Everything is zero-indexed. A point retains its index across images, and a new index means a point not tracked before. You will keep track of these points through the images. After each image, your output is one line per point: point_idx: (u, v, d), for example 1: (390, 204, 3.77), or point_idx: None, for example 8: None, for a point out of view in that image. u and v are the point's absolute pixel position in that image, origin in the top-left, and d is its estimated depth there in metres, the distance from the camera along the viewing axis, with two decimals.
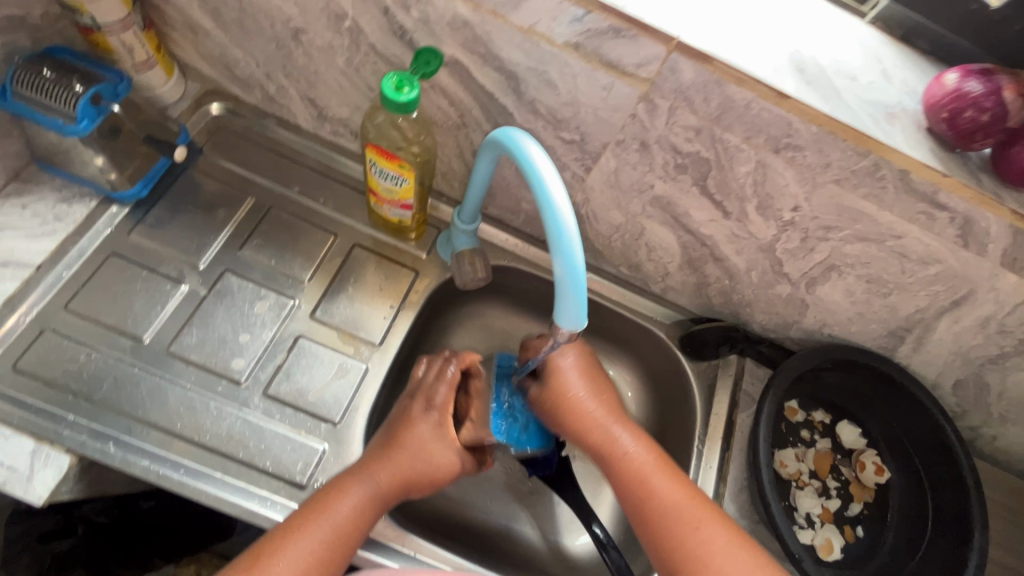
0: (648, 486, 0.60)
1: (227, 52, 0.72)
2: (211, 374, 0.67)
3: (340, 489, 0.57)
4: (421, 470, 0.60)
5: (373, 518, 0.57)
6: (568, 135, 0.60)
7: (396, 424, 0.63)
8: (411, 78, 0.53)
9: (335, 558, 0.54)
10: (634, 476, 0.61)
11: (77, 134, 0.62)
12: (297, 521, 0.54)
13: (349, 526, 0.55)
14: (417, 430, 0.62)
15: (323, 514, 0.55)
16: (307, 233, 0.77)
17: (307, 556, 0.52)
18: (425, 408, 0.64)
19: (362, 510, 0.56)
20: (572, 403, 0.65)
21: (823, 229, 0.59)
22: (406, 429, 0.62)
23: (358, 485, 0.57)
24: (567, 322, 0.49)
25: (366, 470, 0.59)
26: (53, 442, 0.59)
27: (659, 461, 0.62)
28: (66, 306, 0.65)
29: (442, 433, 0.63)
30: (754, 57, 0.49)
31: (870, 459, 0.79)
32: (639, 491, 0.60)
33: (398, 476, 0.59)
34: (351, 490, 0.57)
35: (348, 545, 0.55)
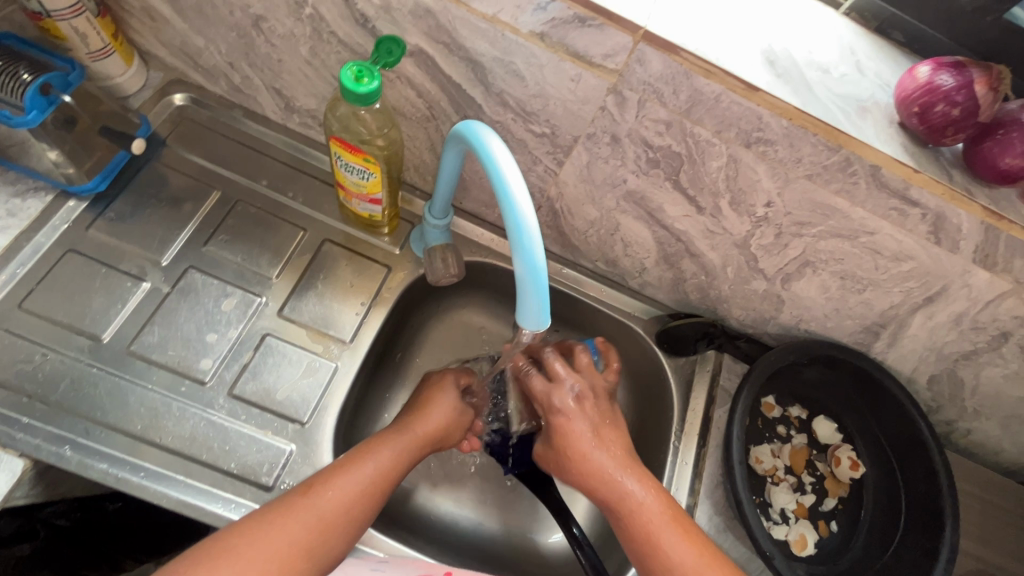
0: (656, 537, 0.57)
1: (188, 40, 0.69)
2: (174, 375, 0.65)
3: (383, 437, 0.61)
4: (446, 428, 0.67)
5: (410, 468, 0.61)
6: (539, 128, 0.58)
7: (420, 393, 0.70)
8: (372, 68, 0.51)
9: (378, 500, 0.56)
10: (644, 526, 0.57)
11: (26, 126, 0.59)
12: (350, 459, 0.57)
13: (392, 469, 0.59)
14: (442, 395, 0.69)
15: (370, 455, 0.58)
16: (275, 228, 0.75)
17: (356, 488, 0.55)
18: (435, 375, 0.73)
19: (402, 457, 0.60)
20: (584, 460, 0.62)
21: (796, 225, 0.58)
22: (434, 394, 0.69)
23: (400, 435, 0.62)
24: (530, 323, 0.47)
25: (400, 425, 0.64)
26: (7, 446, 0.57)
27: (674, 516, 0.58)
28: (20, 304, 0.63)
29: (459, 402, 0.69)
30: (724, 48, 0.47)
31: (846, 454, 0.78)
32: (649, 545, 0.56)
33: (429, 429, 0.65)
34: (394, 438, 0.61)
35: (386, 489, 0.57)
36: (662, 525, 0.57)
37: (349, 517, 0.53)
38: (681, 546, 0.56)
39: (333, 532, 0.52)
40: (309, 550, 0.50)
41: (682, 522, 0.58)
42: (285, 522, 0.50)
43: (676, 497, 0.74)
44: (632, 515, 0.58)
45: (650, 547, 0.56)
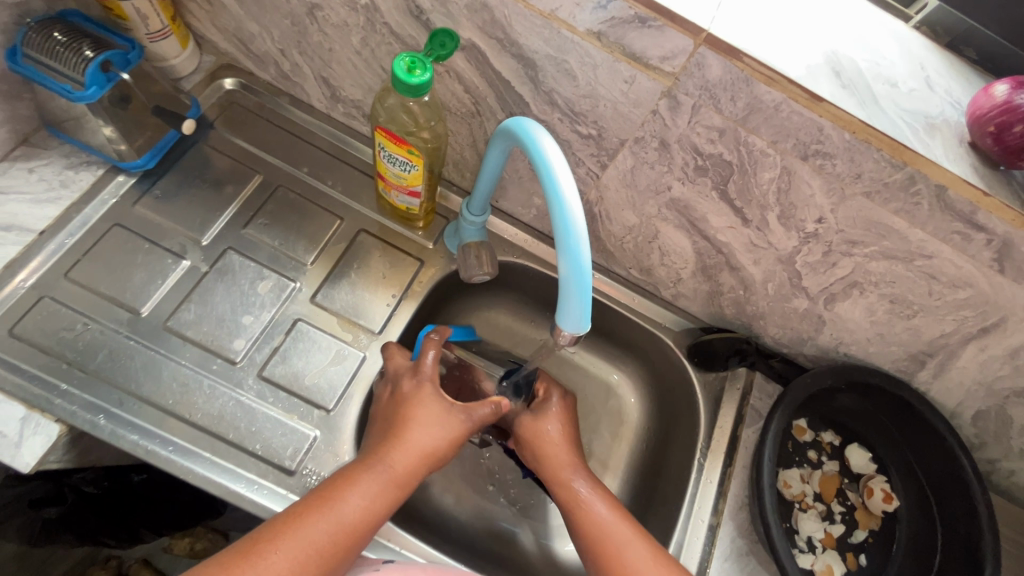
0: (600, 531, 0.60)
1: (243, 26, 0.71)
2: (207, 353, 0.66)
3: (350, 480, 0.55)
4: (431, 449, 0.60)
5: (383, 513, 0.55)
6: (585, 129, 0.58)
7: (399, 409, 0.62)
8: (424, 60, 0.51)
9: (338, 555, 0.51)
10: (586, 516, 0.61)
11: (85, 101, 0.60)
12: (303, 509, 0.52)
13: (357, 519, 0.53)
14: (421, 406, 0.61)
15: (330, 503, 0.53)
16: (313, 215, 0.76)
17: (307, 548, 0.49)
18: (413, 379, 0.64)
19: (370, 504, 0.54)
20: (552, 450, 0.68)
21: (847, 244, 0.56)
22: (422, 413, 0.61)
23: (372, 478, 0.56)
24: (569, 325, 0.46)
25: (375, 460, 0.57)
26: (44, 410, 0.58)
27: (617, 513, 0.62)
28: (67, 274, 0.65)
29: (457, 413, 0.62)
30: (788, 56, 0.46)
31: (879, 485, 0.76)
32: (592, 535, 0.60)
33: (413, 461, 0.58)
34: (360, 478, 0.55)
35: (348, 542, 0.52)
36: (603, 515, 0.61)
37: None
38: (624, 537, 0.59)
39: None
40: None
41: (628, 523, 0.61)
42: None
43: (698, 515, 0.73)
44: (574, 505, 0.63)
45: (597, 541, 0.59)
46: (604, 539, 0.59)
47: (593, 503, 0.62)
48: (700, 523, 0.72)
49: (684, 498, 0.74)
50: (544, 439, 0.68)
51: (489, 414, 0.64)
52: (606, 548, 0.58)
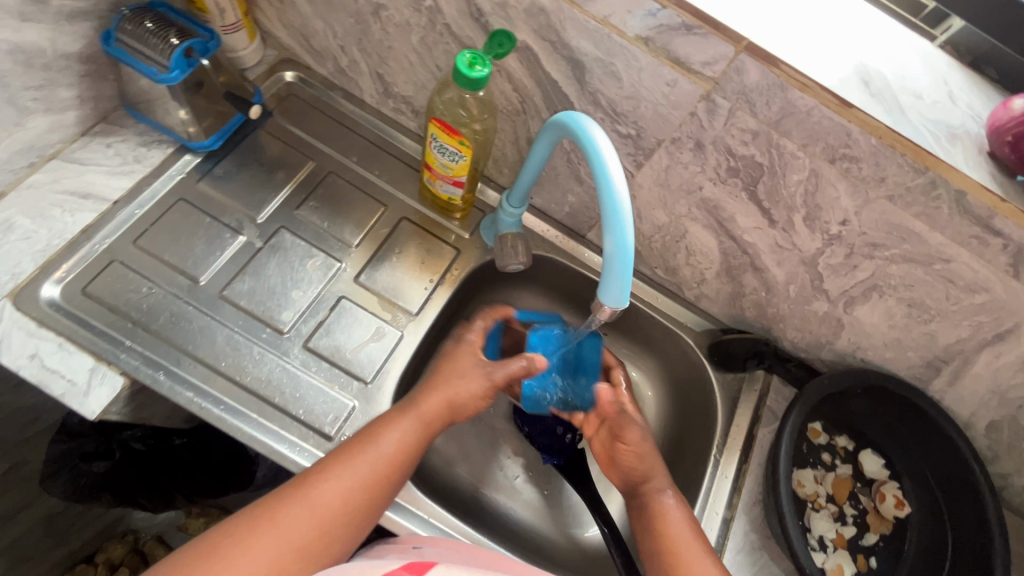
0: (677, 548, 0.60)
1: (308, 23, 0.76)
2: (258, 322, 0.70)
3: (387, 420, 0.61)
4: (463, 396, 0.65)
5: (417, 450, 0.61)
6: (625, 129, 0.62)
7: (434, 364, 0.68)
8: (484, 57, 0.56)
9: (379, 483, 0.57)
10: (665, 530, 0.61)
11: (168, 83, 0.66)
12: (347, 448, 0.58)
13: (394, 454, 0.59)
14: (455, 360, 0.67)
15: (369, 442, 0.59)
16: (359, 201, 0.81)
17: (353, 481, 0.56)
18: (454, 341, 0.70)
19: (406, 440, 0.60)
20: (645, 460, 0.68)
21: (869, 247, 0.59)
22: (452, 365, 0.67)
23: (405, 417, 0.61)
24: (609, 299, 0.50)
25: (408, 402, 0.63)
26: (110, 363, 0.63)
27: (698, 535, 0.61)
28: (135, 241, 0.70)
29: (484, 368, 0.67)
30: (821, 65, 0.50)
31: (891, 492, 0.78)
32: (669, 551, 0.60)
33: (442, 404, 0.63)
34: (397, 421, 0.61)
35: (389, 474, 0.58)
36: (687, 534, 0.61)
37: (344, 507, 0.55)
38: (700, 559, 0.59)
39: (329, 526, 0.53)
40: (307, 541, 0.52)
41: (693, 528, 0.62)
42: (278, 517, 0.52)
43: (713, 508, 0.75)
44: (660, 516, 0.63)
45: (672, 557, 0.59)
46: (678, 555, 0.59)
47: (677, 519, 0.62)
48: (715, 516, 0.75)
49: (700, 492, 0.76)
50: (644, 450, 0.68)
51: (521, 369, 0.67)
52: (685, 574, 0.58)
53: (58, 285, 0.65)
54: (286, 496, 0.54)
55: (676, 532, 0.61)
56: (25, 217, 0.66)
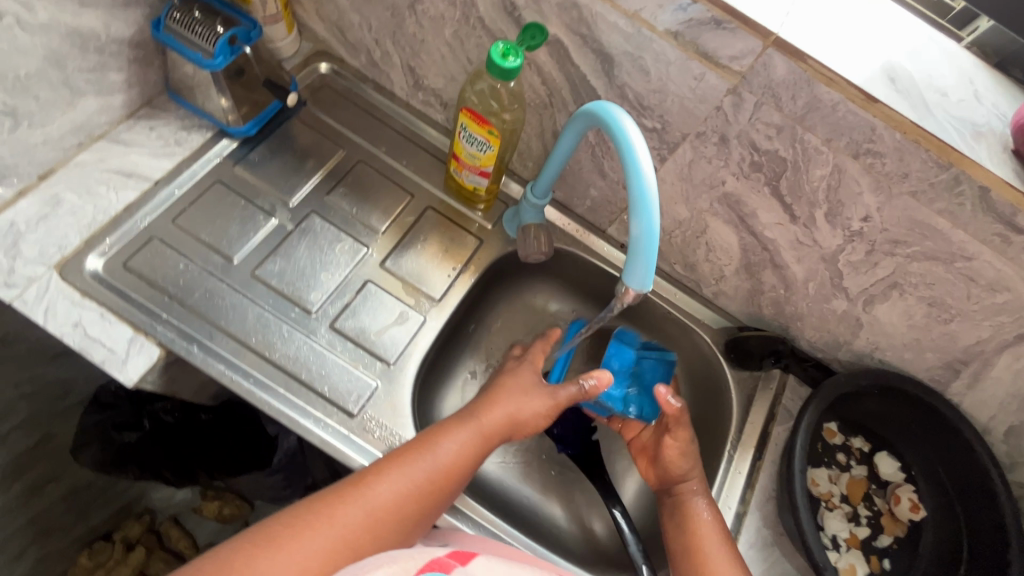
0: (706, 550, 0.63)
1: (345, 16, 0.79)
2: (287, 301, 0.73)
3: (445, 429, 0.63)
4: (522, 413, 0.67)
5: (472, 461, 0.63)
6: (651, 123, 0.63)
7: (495, 380, 0.71)
8: (517, 49, 0.58)
9: (434, 491, 0.59)
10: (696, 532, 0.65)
11: (212, 69, 0.69)
12: (407, 452, 0.60)
13: (450, 464, 0.61)
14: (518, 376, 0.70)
15: (429, 449, 0.61)
16: (386, 190, 0.83)
17: (410, 486, 0.58)
18: (515, 361, 0.74)
19: (463, 451, 0.62)
20: (685, 461, 0.70)
21: (890, 243, 0.60)
22: (513, 381, 0.70)
23: (464, 429, 0.64)
24: (634, 282, 0.52)
25: (468, 414, 0.65)
26: (148, 334, 0.66)
27: (726, 541, 0.65)
28: (174, 220, 0.73)
29: (546, 386, 0.69)
30: (848, 61, 0.51)
31: (907, 495, 0.77)
32: (697, 550, 0.64)
33: (502, 419, 0.65)
34: (457, 431, 0.63)
35: (445, 483, 0.60)
36: (716, 538, 0.64)
37: (399, 508, 0.57)
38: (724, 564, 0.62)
39: (382, 526, 0.56)
40: (361, 537, 0.55)
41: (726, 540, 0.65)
42: (338, 511, 0.54)
43: (726, 502, 0.76)
44: (692, 518, 0.66)
45: (699, 557, 0.63)
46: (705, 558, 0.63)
47: (708, 523, 0.66)
48: (728, 510, 0.75)
49: (713, 487, 0.77)
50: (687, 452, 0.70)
51: (574, 392, 0.68)
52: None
53: (102, 258, 0.68)
54: (344, 490, 0.56)
55: (707, 535, 0.64)
56: (72, 194, 0.70)
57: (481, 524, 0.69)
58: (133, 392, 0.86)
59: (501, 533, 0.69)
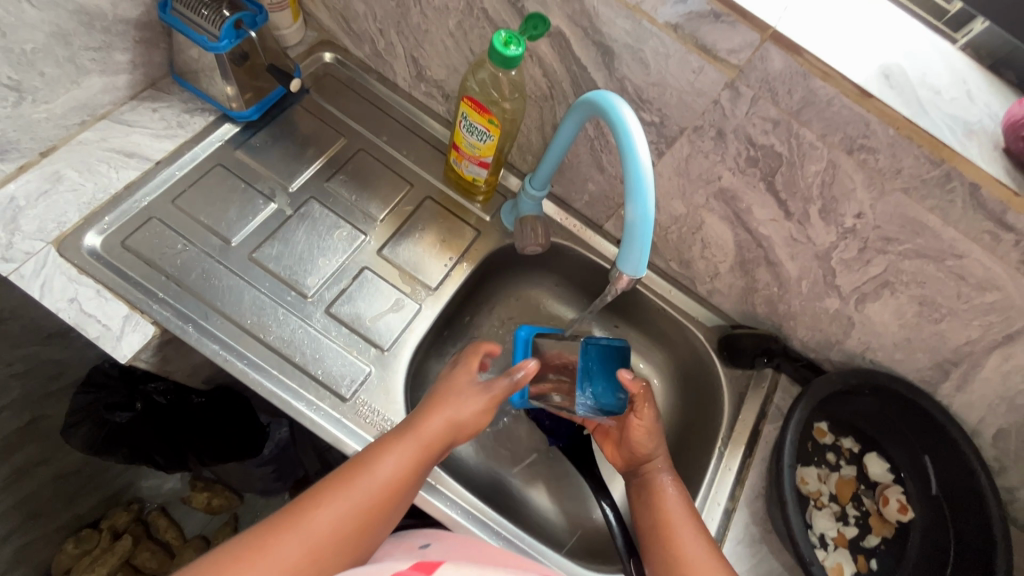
0: (672, 524, 0.64)
1: (350, 5, 0.80)
2: (283, 285, 0.73)
3: (383, 445, 0.59)
4: (463, 419, 0.63)
5: (416, 475, 0.59)
6: (649, 116, 0.64)
7: (433, 386, 0.66)
8: (519, 39, 0.59)
9: (377, 512, 0.56)
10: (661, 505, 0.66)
11: (218, 51, 0.69)
12: (343, 475, 0.57)
13: (391, 481, 0.58)
14: (456, 380, 0.65)
15: (367, 468, 0.57)
16: (386, 179, 0.84)
17: (349, 510, 0.55)
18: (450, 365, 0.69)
19: (404, 465, 0.59)
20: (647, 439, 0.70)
21: (882, 241, 0.61)
22: (451, 384, 0.65)
23: (403, 442, 0.60)
24: (628, 268, 0.53)
25: (407, 425, 0.61)
26: (144, 312, 0.66)
27: (692, 512, 0.66)
28: (173, 201, 0.73)
29: (484, 386, 0.65)
30: (844, 57, 0.52)
31: (895, 496, 0.78)
32: (663, 524, 0.64)
33: (442, 426, 0.61)
34: (396, 445, 0.59)
35: (387, 502, 0.57)
36: (681, 509, 0.65)
37: (340, 539, 0.54)
38: (691, 537, 0.63)
39: (324, 557, 0.52)
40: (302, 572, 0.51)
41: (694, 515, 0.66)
42: (271, 548, 0.51)
43: (715, 498, 0.76)
44: (658, 492, 0.67)
45: (665, 531, 0.64)
46: (672, 532, 0.64)
47: (672, 496, 0.67)
48: (717, 506, 0.75)
49: (702, 482, 0.77)
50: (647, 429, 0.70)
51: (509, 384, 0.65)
52: (676, 552, 0.62)
53: (100, 235, 0.68)
54: (277, 526, 0.53)
55: (671, 507, 0.65)
56: (73, 171, 0.70)
57: (468, 512, 0.69)
58: (126, 371, 0.86)
59: (489, 521, 0.69)
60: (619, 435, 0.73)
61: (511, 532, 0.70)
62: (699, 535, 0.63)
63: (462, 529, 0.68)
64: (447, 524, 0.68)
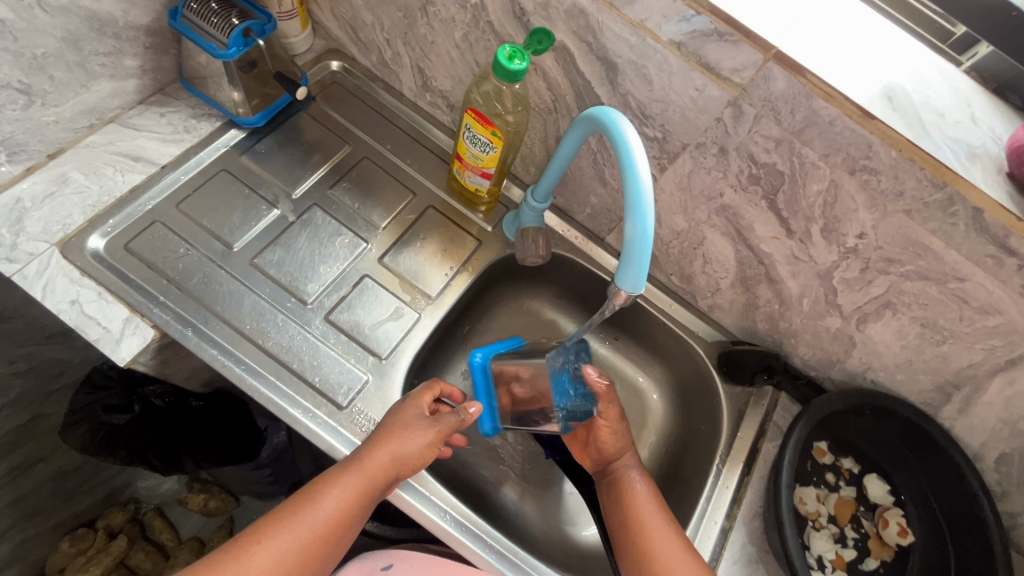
0: (642, 516, 0.65)
1: (358, 15, 0.81)
2: (283, 291, 0.73)
3: (329, 479, 0.60)
4: (410, 457, 0.62)
5: (359, 510, 0.60)
6: (651, 132, 0.64)
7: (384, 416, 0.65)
8: (523, 52, 0.59)
9: (318, 546, 0.57)
10: (630, 498, 0.67)
11: (225, 59, 0.70)
12: (287, 511, 0.58)
13: (333, 517, 0.58)
14: (405, 415, 0.64)
15: (310, 505, 0.58)
16: (389, 187, 0.84)
17: (290, 547, 0.56)
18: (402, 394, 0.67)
19: (346, 500, 0.59)
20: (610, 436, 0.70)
21: (884, 261, 0.60)
22: (397, 418, 0.64)
23: (347, 476, 0.60)
24: (626, 285, 0.52)
25: (353, 459, 0.61)
26: (144, 315, 0.66)
27: (660, 504, 0.67)
28: (177, 205, 0.74)
29: (432, 419, 0.64)
30: (847, 78, 0.52)
31: (895, 519, 0.77)
32: (634, 513, 0.66)
33: (386, 462, 0.61)
34: (340, 480, 0.60)
35: (331, 537, 0.58)
36: (649, 501, 0.67)
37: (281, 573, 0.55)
38: (660, 526, 0.64)
39: None
40: None
41: (665, 513, 0.67)
42: None
43: (712, 517, 0.75)
44: (627, 487, 0.69)
45: (636, 522, 0.65)
46: (641, 523, 0.65)
47: (641, 490, 0.68)
48: (713, 524, 0.75)
49: (699, 500, 0.76)
50: (606, 428, 0.70)
51: (451, 424, 0.64)
52: (645, 544, 0.63)
53: (104, 238, 0.69)
54: (221, 562, 0.54)
55: (642, 499, 0.67)
56: (79, 174, 0.71)
57: (462, 523, 0.68)
58: (125, 372, 0.85)
59: (483, 534, 0.69)
60: (585, 437, 0.73)
61: (505, 546, 0.69)
62: (668, 524, 0.65)
63: (455, 541, 0.68)
64: (441, 536, 0.68)
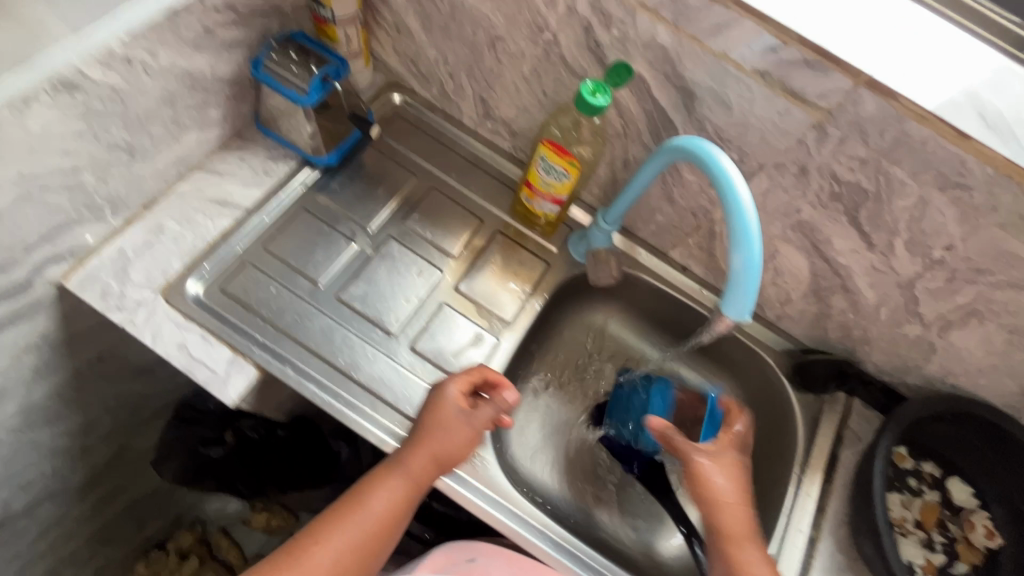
0: None
1: (422, 51, 0.83)
2: (368, 323, 0.76)
3: (376, 479, 0.64)
4: (450, 450, 0.66)
5: (407, 505, 0.64)
6: (729, 154, 0.65)
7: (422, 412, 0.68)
8: (605, 87, 0.61)
9: (377, 540, 0.62)
10: None
11: (307, 104, 0.73)
12: (340, 510, 0.63)
13: (384, 512, 0.63)
14: (445, 413, 0.66)
15: (363, 505, 0.63)
16: (457, 214, 0.87)
17: (349, 543, 0.61)
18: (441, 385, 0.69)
19: (395, 498, 0.63)
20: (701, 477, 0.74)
21: (974, 272, 0.61)
22: (439, 416, 0.66)
23: (393, 477, 0.64)
24: (733, 312, 0.54)
25: (396, 459, 0.65)
26: (246, 355, 0.70)
27: None
28: (265, 246, 0.77)
29: (473, 415, 0.67)
30: (938, 97, 0.53)
31: (981, 522, 0.77)
32: None
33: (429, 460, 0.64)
34: (388, 481, 0.64)
35: (383, 531, 0.63)
36: None
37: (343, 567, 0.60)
38: None
39: None
40: None
41: None
42: None
43: (797, 526, 0.75)
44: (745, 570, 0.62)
45: None
46: None
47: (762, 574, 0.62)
48: (799, 534, 0.75)
49: (782, 509, 0.76)
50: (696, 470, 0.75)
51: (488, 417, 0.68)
52: None
53: (201, 282, 0.73)
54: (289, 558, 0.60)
55: None
56: (172, 222, 0.74)
57: (558, 544, 0.71)
58: (221, 407, 0.91)
59: (580, 553, 0.70)
60: None
61: (601, 563, 0.70)
62: None
63: (553, 561, 0.70)
64: (539, 556, 0.70)
